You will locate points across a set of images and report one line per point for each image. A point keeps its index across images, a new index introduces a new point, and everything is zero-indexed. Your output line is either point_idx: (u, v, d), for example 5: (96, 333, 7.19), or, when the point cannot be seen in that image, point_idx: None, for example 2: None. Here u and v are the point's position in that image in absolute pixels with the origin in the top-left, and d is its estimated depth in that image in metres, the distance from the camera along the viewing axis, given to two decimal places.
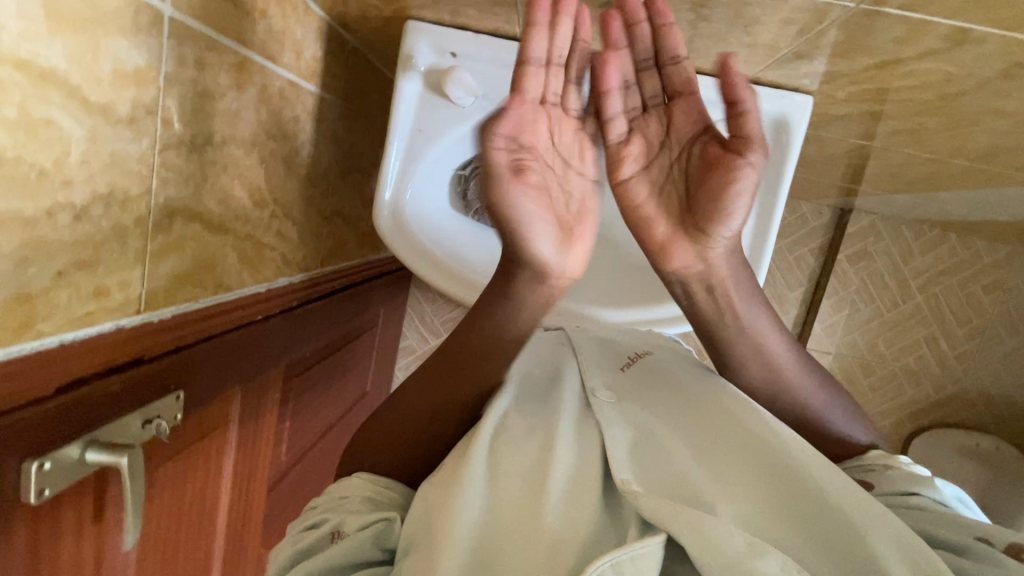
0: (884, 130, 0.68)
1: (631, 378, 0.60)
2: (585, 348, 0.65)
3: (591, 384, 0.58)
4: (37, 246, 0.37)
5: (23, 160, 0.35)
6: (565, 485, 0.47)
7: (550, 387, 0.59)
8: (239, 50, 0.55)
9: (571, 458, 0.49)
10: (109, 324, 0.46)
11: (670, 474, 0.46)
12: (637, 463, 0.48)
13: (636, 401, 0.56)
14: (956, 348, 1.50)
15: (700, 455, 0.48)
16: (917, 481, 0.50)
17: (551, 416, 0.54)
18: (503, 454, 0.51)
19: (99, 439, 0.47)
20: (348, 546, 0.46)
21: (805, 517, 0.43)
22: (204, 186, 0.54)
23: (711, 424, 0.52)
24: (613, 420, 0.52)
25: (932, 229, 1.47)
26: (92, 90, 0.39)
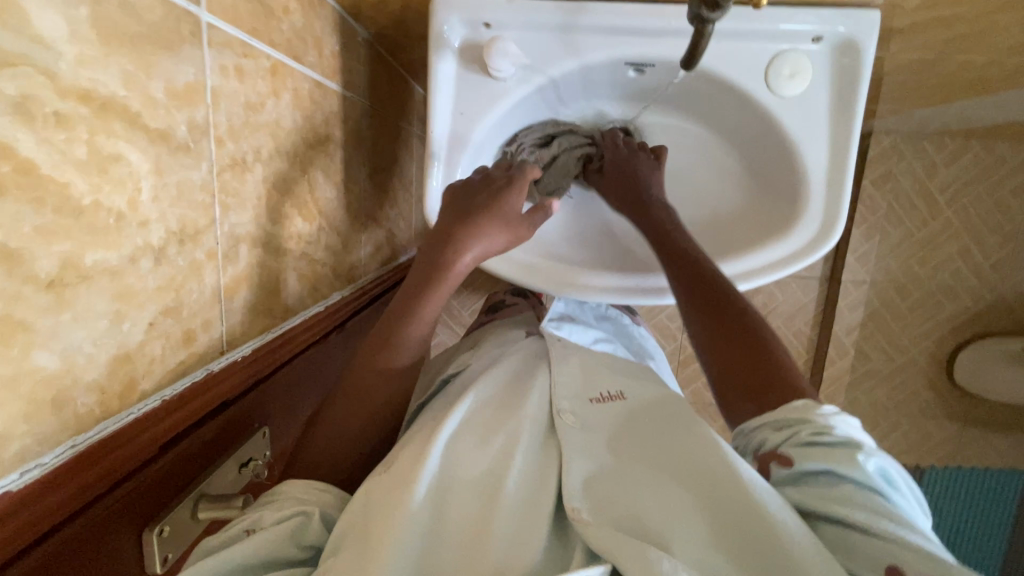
0: (948, 37, 0.64)
1: (602, 411, 0.53)
2: (561, 366, 0.59)
3: (559, 407, 0.53)
4: (127, 297, 0.33)
5: (101, 205, 0.31)
6: (511, 520, 0.41)
7: (512, 404, 0.53)
8: (271, 53, 0.50)
9: (522, 492, 0.44)
10: (200, 371, 0.43)
11: (617, 515, 0.41)
12: (593, 492, 0.44)
13: (602, 429, 0.51)
14: (991, 257, 1.47)
15: (653, 486, 0.43)
16: (834, 452, 0.39)
17: (506, 441, 0.48)
18: (456, 471, 0.45)
19: (207, 492, 0.44)
20: (264, 543, 0.40)
21: (752, 545, 0.38)
22: (259, 208, 0.50)
23: (672, 447, 0.47)
24: (577, 454, 0.47)
25: (953, 140, 1.43)
26: (152, 116, 0.34)
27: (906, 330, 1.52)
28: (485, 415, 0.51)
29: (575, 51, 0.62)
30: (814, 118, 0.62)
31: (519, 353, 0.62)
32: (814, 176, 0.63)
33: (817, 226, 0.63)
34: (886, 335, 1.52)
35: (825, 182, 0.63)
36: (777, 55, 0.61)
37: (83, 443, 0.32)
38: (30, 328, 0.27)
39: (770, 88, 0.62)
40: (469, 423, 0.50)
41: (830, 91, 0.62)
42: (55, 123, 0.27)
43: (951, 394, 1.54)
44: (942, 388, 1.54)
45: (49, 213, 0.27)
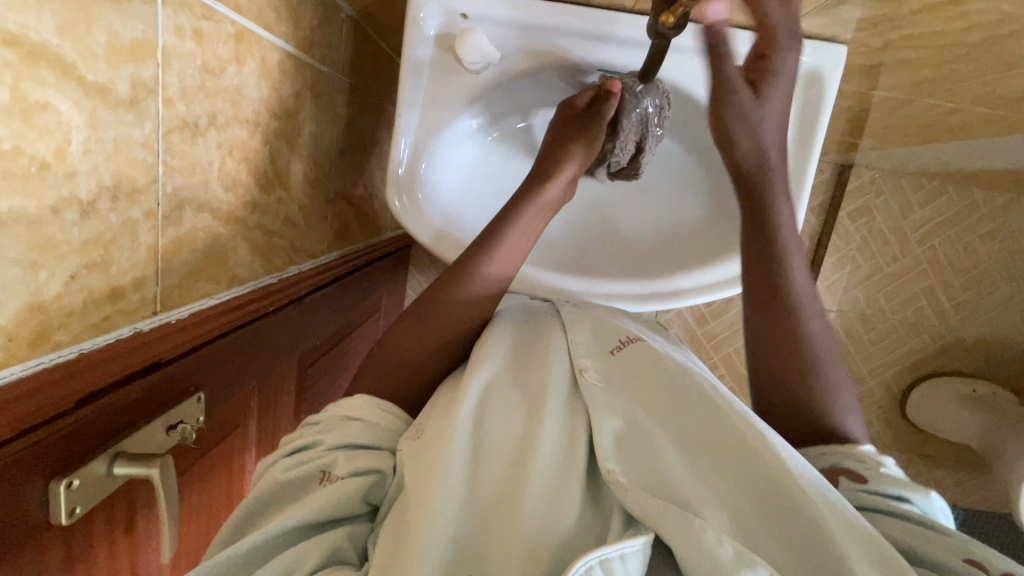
0: (914, 79, 0.65)
1: (621, 363, 0.56)
2: (576, 321, 0.61)
3: (580, 364, 0.55)
4: (45, 248, 0.33)
5: (22, 152, 0.31)
6: (550, 475, 0.45)
7: (535, 361, 0.56)
8: (236, 18, 0.49)
9: (558, 447, 0.48)
10: (127, 329, 0.43)
11: (650, 471, 0.45)
12: (622, 456, 0.47)
13: (624, 386, 0.54)
14: (954, 299, 1.51)
15: (682, 444, 0.48)
16: (906, 486, 0.47)
17: (537, 401, 0.51)
18: (487, 431, 0.49)
19: (126, 451, 0.44)
20: (339, 490, 0.44)
21: (779, 521, 0.43)
22: (211, 173, 0.49)
23: (693, 416, 0.50)
24: (605, 414, 0.50)
25: (931, 181, 1.46)
26: (88, 69, 0.34)
27: (866, 362, 1.55)
28: (509, 374, 0.55)
29: (550, 53, 0.63)
30: (776, 143, 0.64)
31: (531, 310, 0.65)
32: None
33: None
34: None
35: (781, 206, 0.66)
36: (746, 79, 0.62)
37: None
38: None
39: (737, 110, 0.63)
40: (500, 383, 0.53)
41: (793, 119, 0.64)
42: None
43: (902, 428, 1.58)
44: (895, 421, 1.58)
45: None
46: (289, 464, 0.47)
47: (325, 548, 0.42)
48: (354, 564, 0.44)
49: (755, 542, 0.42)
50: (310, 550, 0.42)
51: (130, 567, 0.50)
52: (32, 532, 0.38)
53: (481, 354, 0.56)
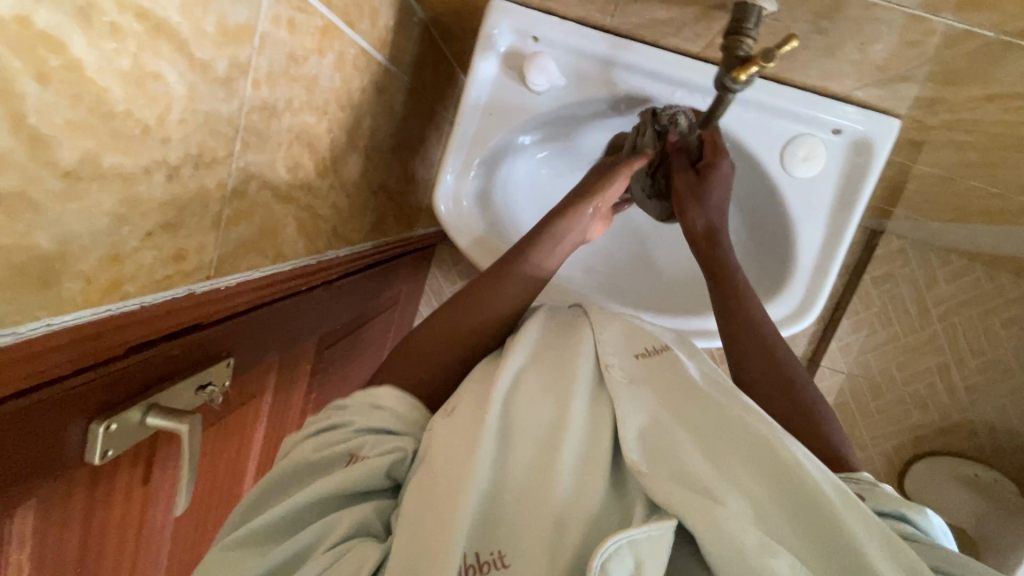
0: (961, 160, 0.66)
1: (647, 364, 0.58)
2: (603, 323, 0.63)
3: (607, 361, 0.57)
4: (131, 204, 0.36)
5: (131, 114, 0.33)
6: (577, 462, 0.47)
7: (563, 356, 0.58)
8: (325, 12, 0.52)
9: (583, 436, 0.49)
10: (183, 290, 0.45)
11: (677, 461, 0.47)
12: (647, 448, 0.48)
13: (649, 388, 0.55)
14: (967, 379, 1.49)
15: (707, 436, 0.50)
16: (907, 504, 0.48)
17: (563, 390, 0.53)
18: (518, 412, 0.51)
19: (157, 403, 0.46)
20: (364, 470, 0.45)
21: (803, 522, 0.44)
22: (278, 153, 0.52)
23: (717, 427, 0.50)
24: (631, 409, 0.52)
25: (959, 258, 1.46)
26: (198, 46, 0.37)
27: (869, 429, 1.55)
28: (538, 363, 0.57)
29: (609, 85, 0.64)
30: (816, 204, 0.64)
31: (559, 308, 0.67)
32: (802, 260, 0.64)
33: (793, 305, 0.65)
34: (849, 428, 1.55)
35: (812, 265, 0.64)
36: (796, 136, 0.63)
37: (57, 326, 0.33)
38: (37, 208, 0.29)
39: (783, 166, 0.64)
40: (529, 373, 0.55)
41: (838, 182, 0.63)
42: (109, 32, 0.30)
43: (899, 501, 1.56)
44: None
45: (83, 110, 0.30)
46: (325, 442, 0.49)
47: (355, 522, 0.44)
48: (379, 538, 0.46)
49: (779, 535, 0.43)
50: (339, 521, 0.44)
51: (139, 516, 0.51)
52: (66, 467, 0.40)
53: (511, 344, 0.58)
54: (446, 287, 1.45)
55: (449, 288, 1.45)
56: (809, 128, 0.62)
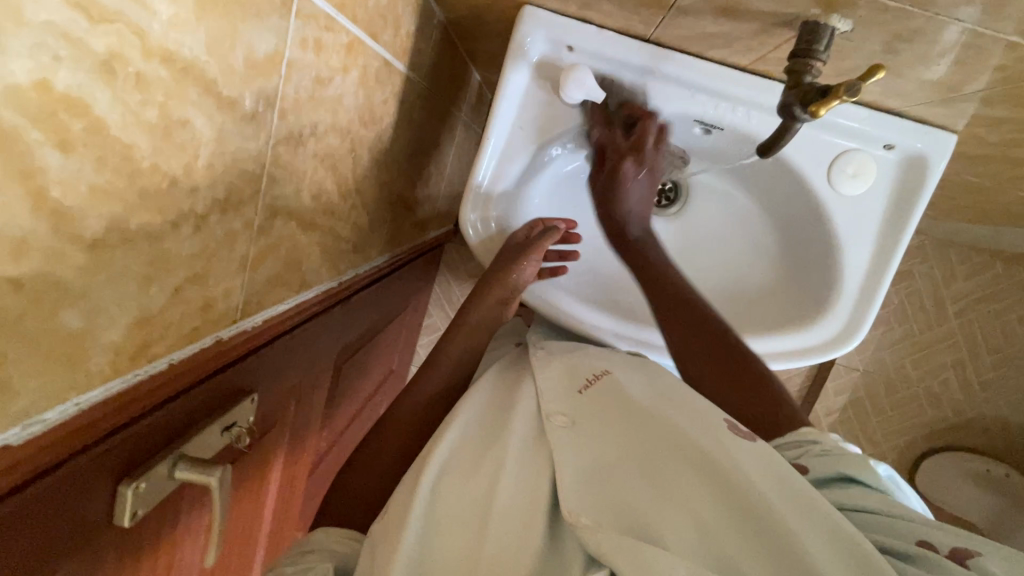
0: (1015, 174, 0.63)
1: (591, 401, 0.57)
2: (545, 370, 0.63)
3: (548, 411, 0.55)
4: (159, 262, 0.33)
5: (158, 169, 0.30)
6: (510, 520, 0.43)
7: (502, 416, 0.57)
8: (351, 28, 0.48)
9: (522, 486, 0.47)
10: (210, 338, 0.42)
11: (621, 507, 0.43)
12: (585, 490, 0.45)
13: (591, 426, 0.53)
14: (982, 375, 1.44)
15: (654, 473, 0.46)
16: (850, 463, 0.47)
17: (498, 446, 0.51)
18: (454, 478, 0.48)
19: (186, 455, 0.44)
20: None
21: (762, 544, 0.40)
22: (302, 182, 0.48)
23: (662, 452, 0.48)
24: (569, 455, 0.49)
25: (978, 255, 1.41)
26: (226, 84, 0.33)
27: (881, 426, 1.50)
28: (478, 429, 0.55)
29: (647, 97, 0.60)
30: (864, 223, 0.61)
31: (507, 367, 0.68)
32: (848, 280, 0.62)
33: (838, 326, 0.62)
34: (862, 426, 1.51)
35: (858, 287, 0.62)
36: (846, 152, 0.59)
37: (84, 402, 0.31)
38: (61, 285, 0.26)
39: (829, 183, 0.61)
40: (468, 430, 0.55)
41: (888, 199, 0.60)
42: (134, 83, 0.26)
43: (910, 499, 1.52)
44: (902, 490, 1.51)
45: (108, 173, 0.26)
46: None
47: None
48: None
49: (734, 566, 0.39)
50: None
51: (166, 567, 0.48)
52: (93, 533, 0.38)
53: (463, 403, 0.58)
54: (456, 288, 1.42)
55: (459, 290, 1.42)
56: (859, 144, 0.59)
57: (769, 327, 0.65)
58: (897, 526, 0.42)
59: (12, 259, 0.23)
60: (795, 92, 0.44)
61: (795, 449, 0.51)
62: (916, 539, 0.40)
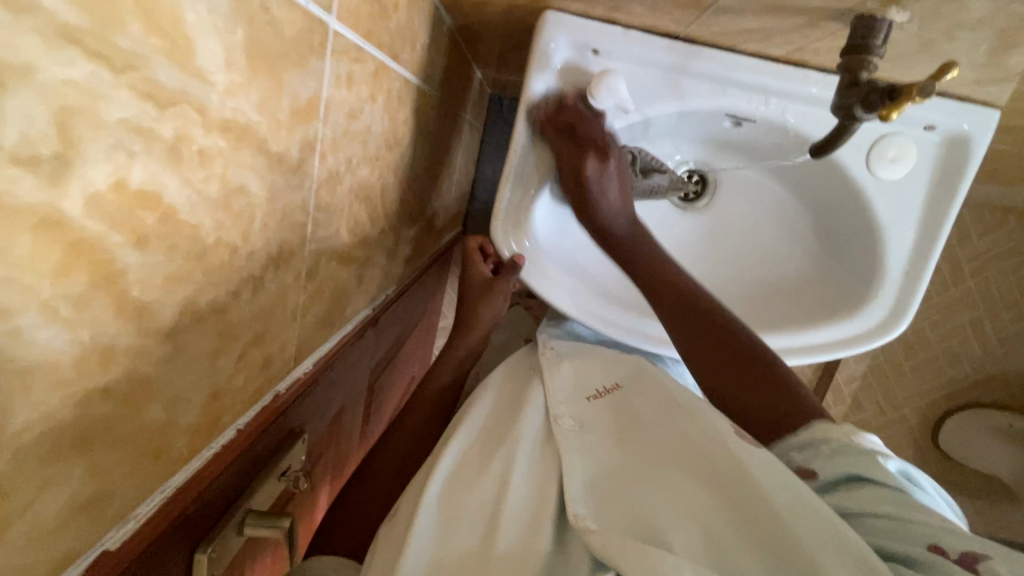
0: None
1: (597, 406, 0.57)
2: (554, 369, 0.62)
3: (556, 413, 0.55)
4: (226, 333, 0.31)
5: (221, 242, 0.28)
6: (518, 520, 0.44)
7: (510, 418, 0.56)
8: (377, 54, 0.46)
9: (529, 493, 0.47)
10: (269, 395, 0.41)
11: (624, 512, 0.43)
12: (593, 497, 0.46)
13: (599, 429, 0.53)
14: (1002, 332, 1.33)
15: (657, 476, 0.46)
16: (860, 461, 0.44)
17: (508, 444, 0.51)
18: (459, 485, 0.47)
19: (254, 509, 0.43)
20: None
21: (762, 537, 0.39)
22: (341, 220, 0.47)
23: (666, 454, 0.48)
24: (575, 460, 0.49)
25: (992, 211, 1.29)
26: (274, 140, 0.32)
27: (902, 388, 1.44)
28: (486, 434, 0.55)
29: (679, 95, 0.58)
30: (906, 206, 0.60)
31: (514, 365, 0.67)
32: (892, 264, 0.61)
33: (883, 313, 0.62)
34: (884, 392, 1.46)
35: (902, 273, 0.61)
36: (883, 137, 0.58)
37: (172, 485, 0.30)
38: (146, 381, 0.25)
39: (868, 168, 0.59)
40: (480, 436, 0.54)
41: (930, 178, 0.59)
42: (197, 161, 0.25)
43: (939, 465, 1.46)
44: (927, 451, 1.46)
45: (179, 258, 0.25)
46: None
47: None
48: None
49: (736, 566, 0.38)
50: None
51: None
52: None
53: (472, 407, 0.57)
54: None
55: None
56: (897, 127, 0.58)
57: (811, 319, 0.64)
58: (905, 529, 0.38)
59: (102, 368, 0.22)
60: (856, 91, 0.39)
61: (802, 451, 0.48)
62: (924, 543, 0.37)
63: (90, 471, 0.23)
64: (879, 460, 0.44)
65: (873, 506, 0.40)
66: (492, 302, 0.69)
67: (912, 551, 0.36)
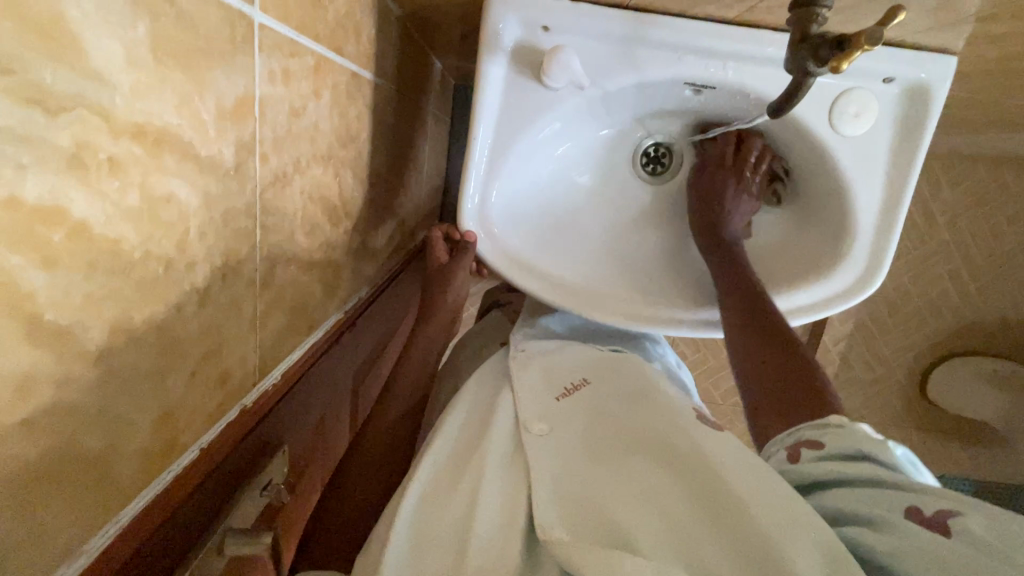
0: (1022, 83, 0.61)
1: (568, 406, 0.56)
2: (523, 373, 0.62)
3: (525, 417, 0.54)
4: (170, 352, 0.30)
5: (150, 255, 0.27)
6: (491, 535, 0.43)
7: (482, 429, 0.55)
8: (315, 48, 0.44)
9: (501, 503, 0.46)
10: (234, 409, 0.39)
11: (592, 515, 0.43)
12: (563, 498, 0.46)
13: (571, 430, 0.53)
14: (979, 280, 1.36)
15: (622, 473, 0.46)
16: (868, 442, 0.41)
17: (478, 457, 0.50)
18: (430, 506, 0.46)
19: (233, 527, 0.42)
20: None
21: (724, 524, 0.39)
22: (295, 223, 0.45)
23: (636, 450, 0.48)
24: (544, 464, 0.49)
25: (961, 161, 1.30)
26: (202, 143, 0.30)
27: (888, 344, 1.43)
28: (460, 443, 0.54)
29: (635, 67, 0.57)
30: (871, 162, 0.59)
31: (489, 371, 0.66)
32: (861, 221, 0.61)
33: (861, 268, 0.61)
34: (870, 349, 1.44)
35: (872, 227, 0.61)
36: (844, 93, 0.57)
37: (127, 516, 0.28)
38: (76, 409, 0.23)
39: (831, 126, 0.59)
40: (451, 448, 0.54)
41: (892, 132, 0.59)
42: (108, 170, 0.23)
43: (930, 416, 1.47)
44: (918, 404, 1.47)
45: (99, 275, 0.23)
46: None
47: None
48: None
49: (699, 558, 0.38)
50: None
51: None
52: None
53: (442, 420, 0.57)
54: None
55: None
56: (857, 81, 0.57)
57: (790, 281, 0.64)
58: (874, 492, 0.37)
59: (17, 400, 0.20)
60: (804, 46, 0.38)
61: (813, 429, 0.45)
62: (899, 506, 0.35)
63: (19, 512, 0.21)
64: (887, 443, 0.41)
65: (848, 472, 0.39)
66: (453, 282, 0.72)
67: (885, 514, 0.35)
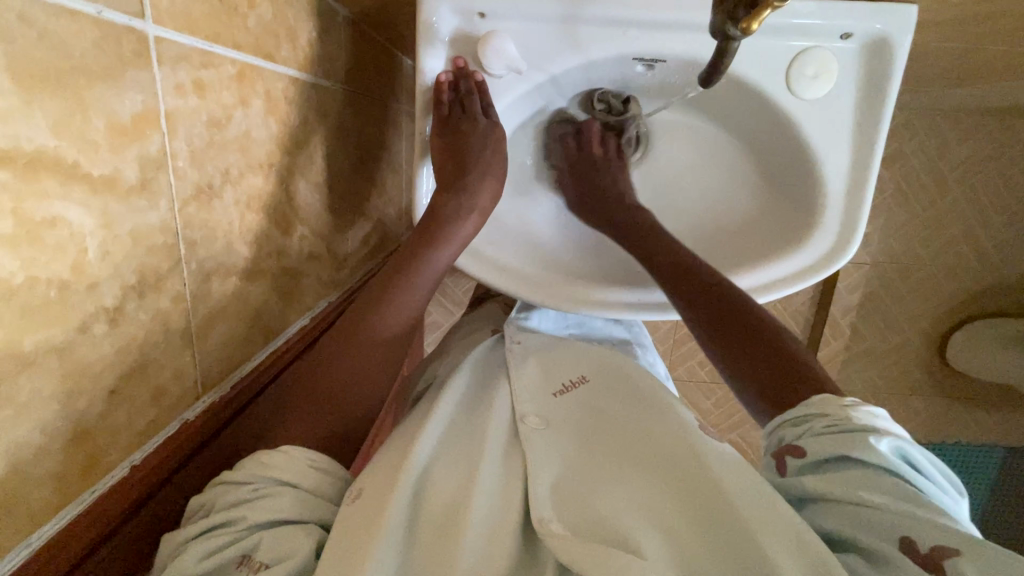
0: (1000, 28, 0.57)
1: (564, 404, 0.55)
2: (521, 367, 0.59)
3: (521, 411, 0.53)
4: (79, 374, 0.30)
5: (38, 280, 0.27)
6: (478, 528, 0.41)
7: (474, 422, 0.53)
8: (235, 56, 0.44)
9: (491, 500, 0.44)
10: (174, 424, 0.40)
11: (588, 519, 0.41)
12: (557, 497, 0.44)
13: (565, 429, 0.52)
14: (994, 238, 1.29)
15: (624, 481, 0.45)
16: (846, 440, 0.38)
17: (474, 452, 0.48)
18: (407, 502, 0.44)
19: None
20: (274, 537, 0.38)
21: (724, 541, 0.38)
22: (231, 235, 0.45)
23: (636, 458, 0.47)
24: (541, 460, 0.47)
25: (968, 115, 1.23)
26: (94, 164, 0.30)
27: (903, 311, 1.36)
28: (452, 431, 0.52)
29: (578, 47, 0.55)
30: (835, 125, 0.57)
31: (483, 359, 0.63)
32: (834, 184, 0.58)
33: (833, 237, 0.58)
34: (883, 315, 1.36)
35: (845, 188, 0.58)
36: (803, 51, 0.55)
37: (40, 537, 0.30)
38: None
39: (790, 90, 0.56)
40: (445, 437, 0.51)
41: (857, 92, 0.56)
42: None
43: (951, 384, 1.41)
44: (939, 372, 1.40)
45: None
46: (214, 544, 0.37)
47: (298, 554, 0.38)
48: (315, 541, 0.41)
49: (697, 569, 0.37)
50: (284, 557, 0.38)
51: None
52: None
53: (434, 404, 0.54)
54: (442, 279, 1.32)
55: None
56: (813, 41, 0.55)
57: (762, 257, 0.61)
58: (863, 514, 0.36)
59: None
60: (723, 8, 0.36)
61: (793, 427, 0.43)
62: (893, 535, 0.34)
63: None
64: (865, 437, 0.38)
65: (833, 490, 0.37)
66: None
67: (876, 541, 0.35)
